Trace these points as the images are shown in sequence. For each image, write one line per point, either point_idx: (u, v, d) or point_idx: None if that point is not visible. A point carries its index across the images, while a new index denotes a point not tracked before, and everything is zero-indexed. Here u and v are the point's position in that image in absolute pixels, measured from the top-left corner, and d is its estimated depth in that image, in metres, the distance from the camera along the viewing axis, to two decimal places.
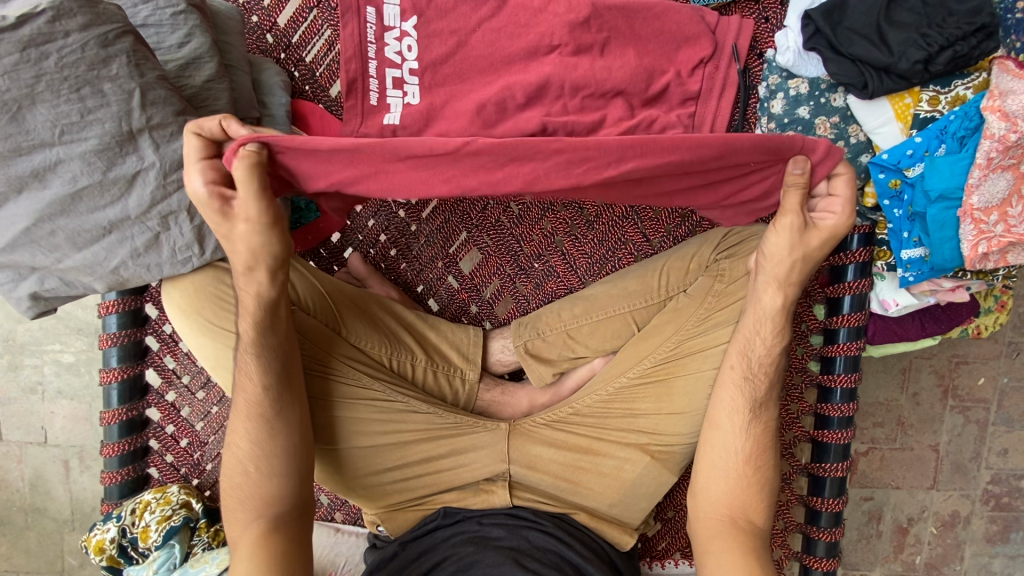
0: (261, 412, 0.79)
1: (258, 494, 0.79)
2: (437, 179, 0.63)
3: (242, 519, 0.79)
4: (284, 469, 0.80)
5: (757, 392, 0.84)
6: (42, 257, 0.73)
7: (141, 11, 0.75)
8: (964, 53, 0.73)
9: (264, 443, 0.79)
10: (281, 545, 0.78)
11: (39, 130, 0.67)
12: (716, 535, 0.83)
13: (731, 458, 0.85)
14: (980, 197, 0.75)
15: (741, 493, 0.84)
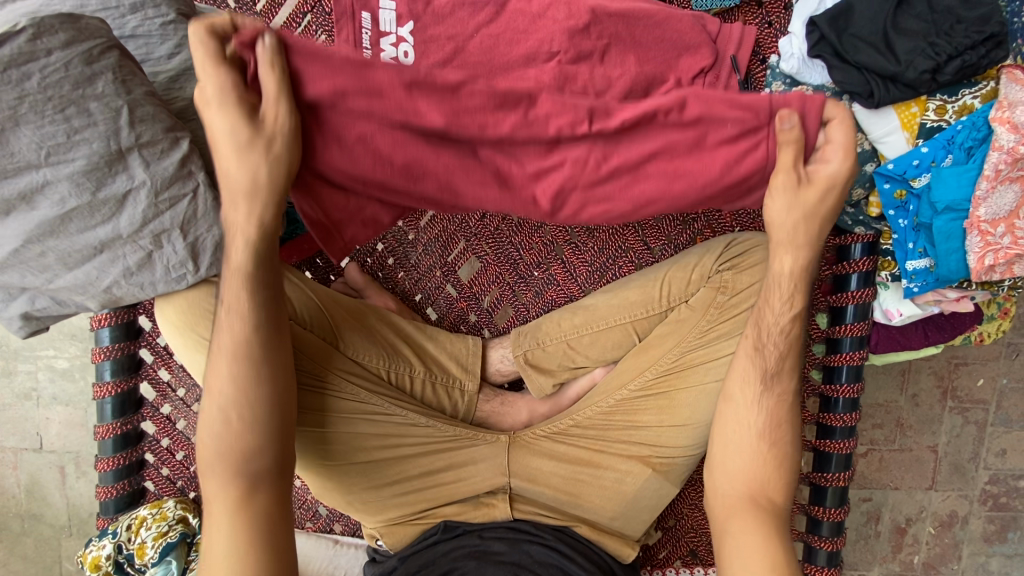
0: (242, 377, 0.73)
1: (234, 447, 0.73)
2: (434, 110, 0.65)
3: (219, 475, 0.72)
4: (270, 420, 0.74)
5: (768, 363, 0.80)
6: (33, 278, 0.71)
7: (130, 21, 0.72)
8: (973, 62, 0.71)
9: (247, 388, 0.73)
10: (262, 506, 0.72)
11: (25, 152, 0.65)
12: (734, 515, 0.79)
13: (747, 431, 0.81)
14: (987, 209, 0.75)
15: (760, 468, 0.80)
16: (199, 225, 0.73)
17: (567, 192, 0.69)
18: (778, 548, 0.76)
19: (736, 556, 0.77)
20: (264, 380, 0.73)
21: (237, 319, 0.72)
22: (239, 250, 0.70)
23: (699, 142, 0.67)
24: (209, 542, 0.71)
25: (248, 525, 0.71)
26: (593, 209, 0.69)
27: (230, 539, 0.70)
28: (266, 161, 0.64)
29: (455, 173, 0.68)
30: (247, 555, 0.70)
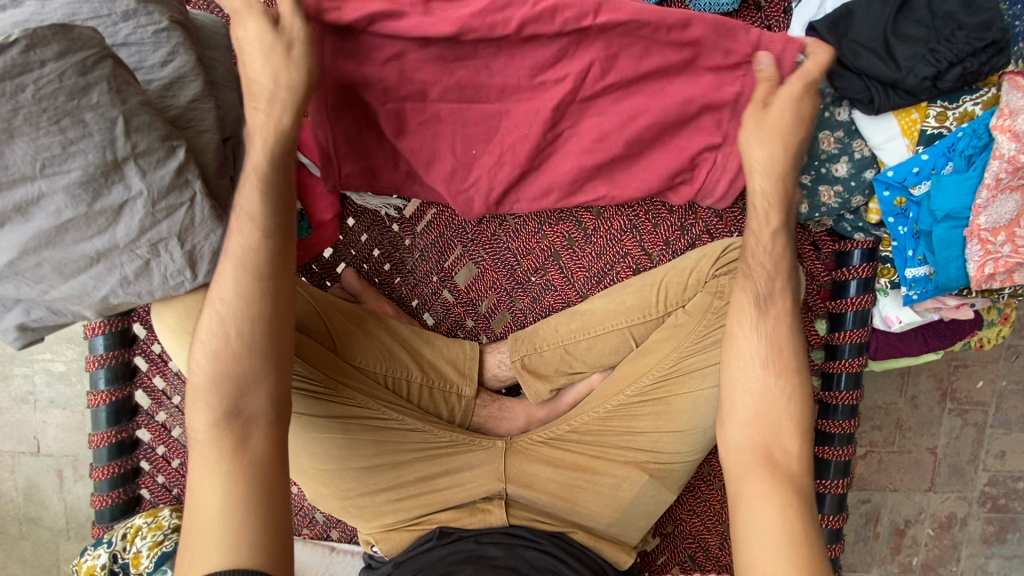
0: (232, 323, 0.70)
1: (224, 369, 0.70)
2: (446, 20, 0.76)
3: (204, 403, 0.69)
4: (262, 341, 0.70)
5: (759, 287, 0.76)
6: (28, 289, 0.70)
7: (122, 29, 0.71)
8: (974, 69, 0.71)
9: (245, 302, 0.70)
10: (259, 446, 0.68)
11: (20, 164, 0.64)
12: (749, 471, 0.72)
13: (753, 373, 0.75)
14: (987, 218, 0.74)
15: (769, 408, 0.74)
16: (197, 233, 0.72)
17: (567, 104, 0.82)
18: (800, 501, 0.68)
19: (754, 513, 0.69)
20: (254, 325, 0.71)
21: (239, 269, 0.71)
22: (253, 176, 0.73)
23: (688, 62, 0.79)
24: (199, 503, 0.65)
25: (243, 483, 0.66)
26: (589, 119, 0.83)
27: (221, 498, 0.65)
28: (287, 66, 0.71)
29: (466, 86, 0.82)
30: (240, 515, 0.64)
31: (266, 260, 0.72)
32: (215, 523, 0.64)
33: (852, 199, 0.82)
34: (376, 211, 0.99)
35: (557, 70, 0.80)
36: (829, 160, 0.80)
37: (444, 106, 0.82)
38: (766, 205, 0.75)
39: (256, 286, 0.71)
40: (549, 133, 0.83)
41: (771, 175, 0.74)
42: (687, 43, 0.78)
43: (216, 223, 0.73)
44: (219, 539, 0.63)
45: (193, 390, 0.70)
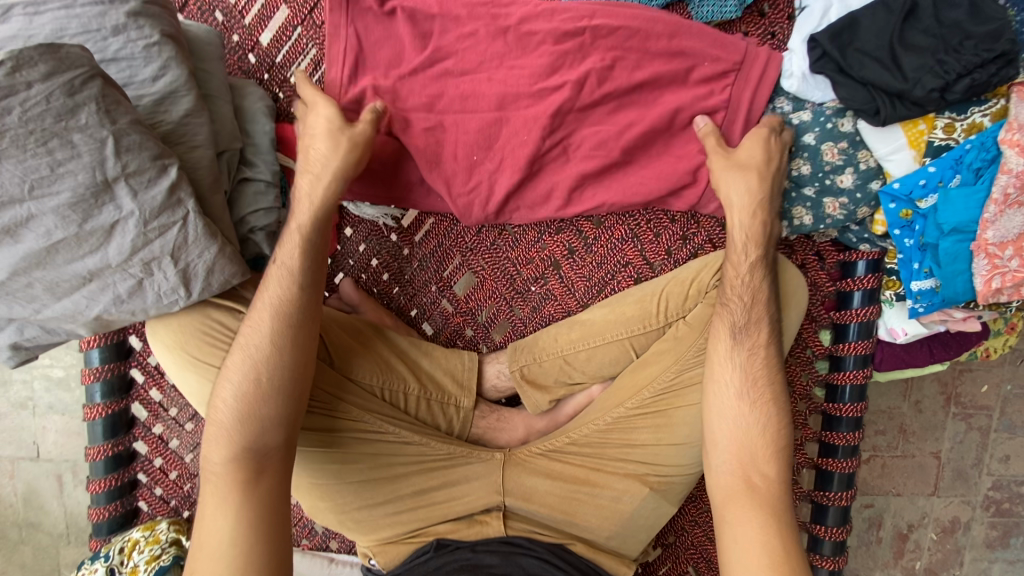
0: (264, 366, 0.74)
1: (243, 404, 0.73)
2: (457, 4, 0.82)
3: (217, 433, 0.73)
4: (283, 380, 0.74)
5: (735, 316, 0.81)
6: (19, 309, 0.69)
7: (111, 45, 0.70)
8: (982, 81, 0.69)
9: (274, 346, 0.75)
10: (269, 485, 0.72)
11: (8, 186, 0.63)
12: (730, 498, 0.77)
13: (734, 402, 0.79)
14: (995, 232, 0.72)
15: (747, 438, 0.78)
16: (191, 251, 0.70)
17: (566, 110, 0.82)
18: (776, 527, 0.73)
19: (734, 540, 0.74)
20: (286, 370, 0.75)
21: (276, 319, 0.75)
22: (295, 235, 0.78)
23: (684, 66, 0.80)
24: (209, 529, 0.69)
25: (256, 511, 0.70)
26: (587, 128, 0.83)
27: (232, 523, 0.69)
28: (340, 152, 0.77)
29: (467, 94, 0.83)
30: (250, 542, 0.68)
31: (302, 312, 0.76)
32: (226, 547, 0.68)
33: (858, 210, 0.80)
34: (373, 221, 0.98)
35: (557, 78, 0.81)
36: (833, 171, 0.80)
37: (448, 117, 0.84)
38: (744, 239, 0.80)
39: (291, 336, 0.76)
40: (548, 140, 0.83)
41: (749, 211, 0.78)
42: (677, 53, 0.80)
43: (210, 240, 0.71)
44: (227, 563, 0.67)
45: (215, 422, 0.74)
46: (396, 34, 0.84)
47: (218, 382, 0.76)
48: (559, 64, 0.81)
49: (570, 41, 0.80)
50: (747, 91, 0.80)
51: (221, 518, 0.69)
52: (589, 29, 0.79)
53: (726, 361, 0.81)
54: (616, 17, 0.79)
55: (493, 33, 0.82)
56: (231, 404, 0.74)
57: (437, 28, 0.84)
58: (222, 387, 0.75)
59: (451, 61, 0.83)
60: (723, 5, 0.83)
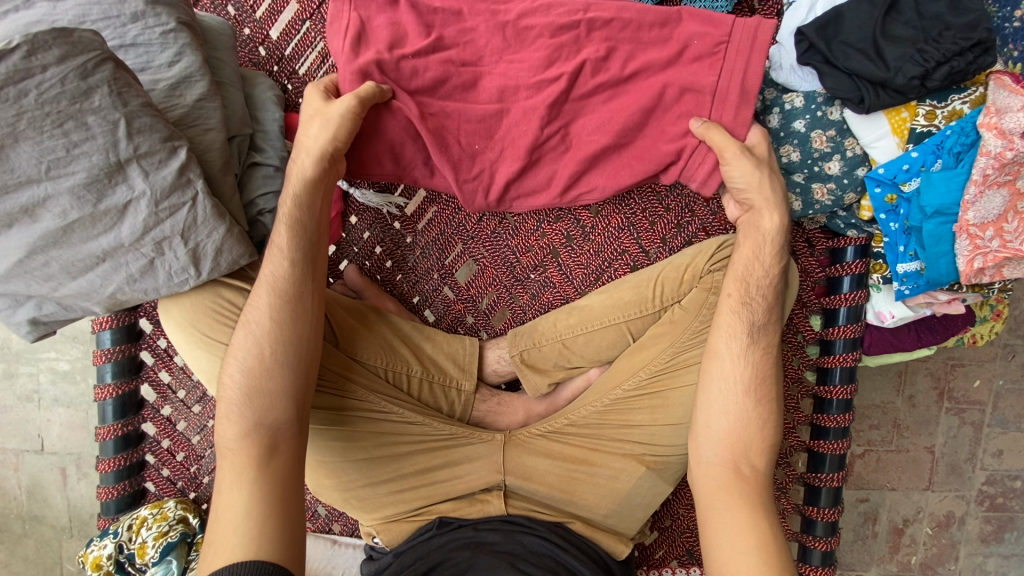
0: (267, 342, 0.77)
1: (259, 386, 0.76)
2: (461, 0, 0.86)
3: (229, 407, 0.77)
4: (287, 357, 0.77)
5: (755, 315, 0.82)
6: (37, 287, 0.72)
7: (130, 31, 0.74)
8: (961, 68, 0.73)
9: (281, 323, 0.78)
10: (283, 468, 0.74)
11: (25, 166, 0.66)
12: (719, 487, 0.79)
13: (736, 394, 0.82)
14: (976, 213, 0.76)
15: (745, 431, 0.81)
16: (200, 231, 0.73)
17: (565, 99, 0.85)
18: (767, 517, 0.76)
19: (726, 527, 0.76)
20: (289, 345, 0.78)
21: (273, 295, 0.78)
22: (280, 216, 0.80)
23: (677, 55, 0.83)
24: (224, 506, 0.71)
25: (270, 485, 0.72)
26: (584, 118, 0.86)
27: (247, 497, 0.71)
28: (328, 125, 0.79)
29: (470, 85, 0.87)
30: (264, 513, 0.70)
31: (298, 288, 0.79)
32: (240, 519, 0.70)
33: (845, 197, 0.84)
34: (378, 209, 1.02)
35: (553, 70, 0.84)
36: (821, 158, 0.83)
37: (449, 104, 0.86)
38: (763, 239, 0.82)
39: (290, 312, 0.78)
40: (547, 129, 0.85)
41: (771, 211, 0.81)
42: (669, 39, 0.82)
43: (219, 221, 0.73)
44: (243, 535, 0.68)
45: (225, 399, 0.77)
46: (400, 21, 0.85)
47: (225, 358, 0.79)
48: (557, 56, 0.84)
49: (566, 35, 0.84)
50: (740, 60, 0.80)
51: (236, 493, 0.72)
52: (584, 21, 0.83)
53: (740, 360, 0.82)
54: (608, 10, 0.83)
55: (493, 28, 0.86)
56: (239, 380, 0.77)
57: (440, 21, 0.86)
58: (229, 363, 0.78)
59: (454, 51, 0.86)
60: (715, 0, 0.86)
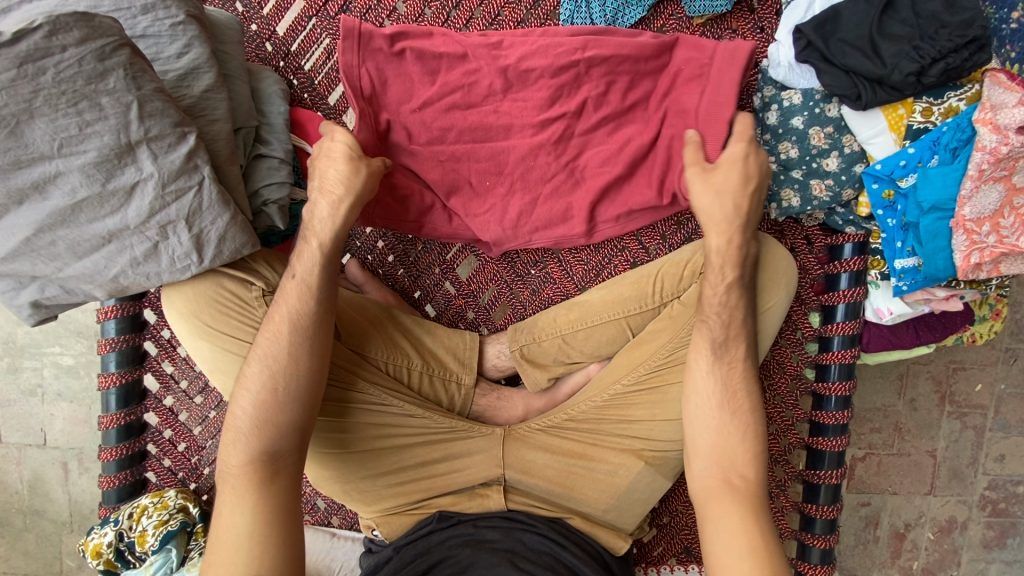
0: (281, 378, 0.77)
1: (281, 420, 0.76)
2: None
3: (236, 443, 0.76)
4: (300, 392, 0.77)
5: (715, 332, 0.82)
6: (42, 267, 0.73)
7: (141, 22, 0.76)
8: (956, 65, 0.74)
9: (290, 356, 0.77)
10: (284, 500, 0.75)
11: (39, 143, 0.67)
12: (711, 497, 0.78)
13: (710, 405, 0.82)
14: (973, 208, 0.77)
15: (726, 441, 0.80)
16: (204, 217, 0.74)
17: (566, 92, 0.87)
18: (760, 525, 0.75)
19: (716, 532, 0.75)
20: (301, 380, 0.77)
21: (296, 332, 0.78)
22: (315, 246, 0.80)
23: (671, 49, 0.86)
24: (227, 527, 0.72)
25: (272, 509, 0.74)
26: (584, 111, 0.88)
27: (251, 519, 0.72)
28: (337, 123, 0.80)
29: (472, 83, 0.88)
30: (267, 534, 0.72)
31: (317, 325, 0.79)
32: (244, 541, 0.71)
33: (843, 192, 0.85)
34: None
35: (556, 109, 0.88)
36: (820, 155, 0.84)
37: (459, 148, 0.90)
38: (721, 262, 0.81)
39: (307, 347, 0.78)
40: (543, 159, 0.90)
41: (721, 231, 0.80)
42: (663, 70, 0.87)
43: (223, 208, 0.74)
44: (244, 555, 0.70)
45: (232, 427, 0.77)
46: (406, 71, 0.89)
47: (235, 385, 0.79)
48: (558, 96, 0.88)
49: (567, 74, 0.86)
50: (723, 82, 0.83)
51: (240, 514, 0.73)
52: (583, 61, 0.85)
53: (705, 376, 0.82)
54: (605, 47, 0.85)
55: (494, 71, 0.87)
56: (250, 412, 0.76)
57: (445, 66, 0.89)
58: (236, 391, 0.78)
59: (459, 94, 0.89)
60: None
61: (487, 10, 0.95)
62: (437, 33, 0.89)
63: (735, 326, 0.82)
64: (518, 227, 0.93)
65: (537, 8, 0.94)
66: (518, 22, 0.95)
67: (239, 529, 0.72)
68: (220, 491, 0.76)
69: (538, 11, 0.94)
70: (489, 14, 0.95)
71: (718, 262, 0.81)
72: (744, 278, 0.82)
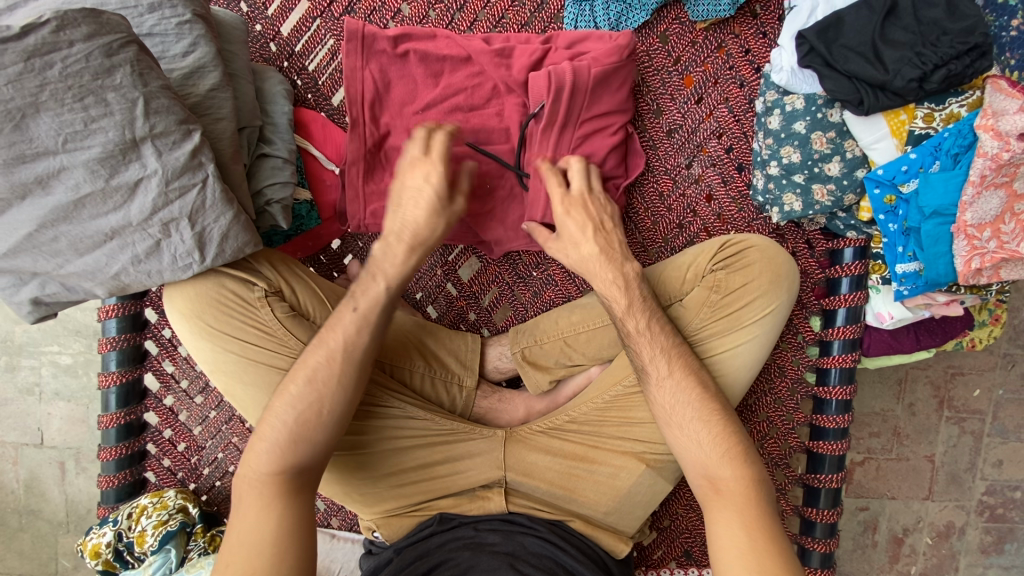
0: (328, 400, 0.76)
1: (320, 437, 0.76)
2: None
3: (260, 450, 0.75)
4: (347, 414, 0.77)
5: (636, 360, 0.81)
6: (44, 263, 0.73)
7: (147, 20, 0.76)
8: (958, 71, 0.74)
9: (325, 376, 0.76)
10: (305, 510, 0.75)
11: (43, 139, 0.67)
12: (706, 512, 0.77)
13: (682, 412, 0.79)
14: (974, 213, 0.77)
15: (695, 453, 0.77)
16: (207, 216, 0.74)
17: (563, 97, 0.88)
18: (741, 526, 0.72)
19: (711, 541, 0.73)
20: (341, 400, 0.77)
21: (348, 363, 0.77)
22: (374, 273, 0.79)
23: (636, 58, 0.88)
24: (248, 529, 0.71)
25: (295, 521, 0.73)
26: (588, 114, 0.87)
27: (274, 527, 0.72)
28: None
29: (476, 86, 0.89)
30: (285, 544, 0.71)
31: (366, 353, 0.78)
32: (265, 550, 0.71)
33: (845, 197, 0.86)
34: None
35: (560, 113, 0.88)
36: (821, 159, 0.85)
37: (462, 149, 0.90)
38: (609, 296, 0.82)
39: (354, 372, 0.78)
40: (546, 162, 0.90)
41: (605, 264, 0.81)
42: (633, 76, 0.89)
43: (227, 207, 0.74)
44: (262, 561, 0.69)
45: (266, 437, 0.76)
46: (410, 73, 0.89)
47: (274, 396, 0.78)
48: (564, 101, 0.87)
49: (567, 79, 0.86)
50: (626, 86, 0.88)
51: (263, 523, 0.72)
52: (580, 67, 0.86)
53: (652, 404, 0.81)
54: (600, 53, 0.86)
55: (499, 75, 0.87)
56: (289, 426, 0.75)
57: (448, 68, 0.89)
58: (277, 402, 0.77)
59: (462, 96, 0.89)
60: (717, 5, 0.88)
61: (492, 12, 0.95)
62: (439, 36, 0.90)
63: (644, 349, 0.81)
64: (520, 228, 0.93)
65: (542, 11, 0.95)
66: (522, 24, 0.95)
67: (263, 537, 0.71)
68: (237, 496, 0.75)
69: (541, 13, 0.95)
70: (493, 17, 0.95)
71: (607, 301, 0.81)
72: (644, 304, 0.81)
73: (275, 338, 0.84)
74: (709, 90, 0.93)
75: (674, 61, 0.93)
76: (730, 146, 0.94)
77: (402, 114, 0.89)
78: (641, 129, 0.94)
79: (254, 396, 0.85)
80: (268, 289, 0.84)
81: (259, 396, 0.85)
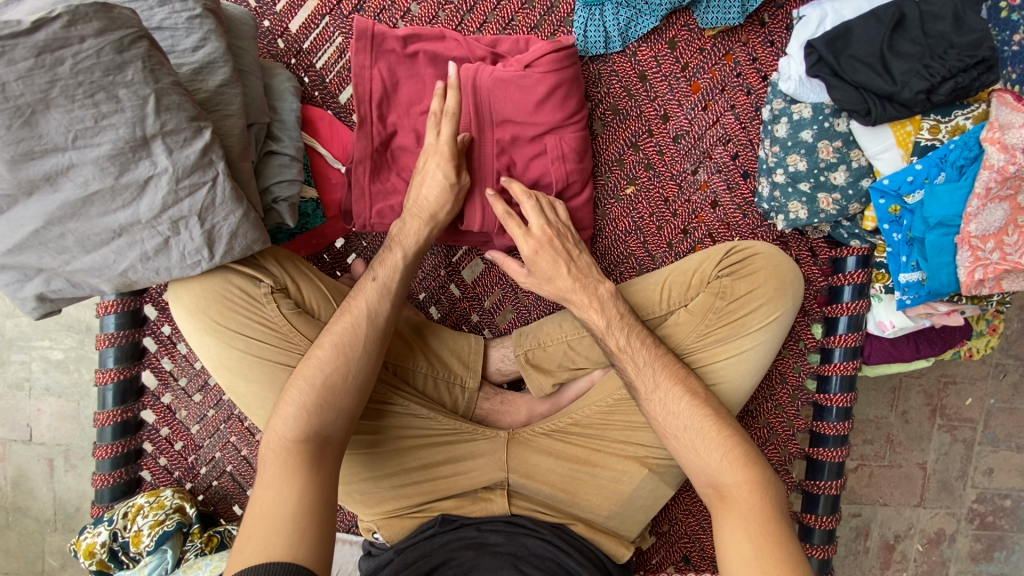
0: (354, 363, 0.77)
1: (342, 407, 0.76)
2: None
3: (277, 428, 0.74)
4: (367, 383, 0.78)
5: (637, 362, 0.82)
6: (49, 260, 0.71)
7: (157, 15, 0.76)
8: (965, 84, 0.75)
9: (346, 350, 0.77)
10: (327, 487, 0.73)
11: (52, 135, 0.66)
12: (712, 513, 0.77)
13: (692, 415, 0.79)
14: (978, 225, 0.78)
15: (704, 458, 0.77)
16: (217, 213, 0.73)
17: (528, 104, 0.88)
18: (746, 534, 0.71)
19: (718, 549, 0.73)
20: (361, 368, 0.78)
21: (372, 328, 0.79)
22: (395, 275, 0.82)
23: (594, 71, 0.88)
24: (269, 504, 0.69)
25: (319, 492, 0.72)
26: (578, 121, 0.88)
27: (297, 497, 0.70)
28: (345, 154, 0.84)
29: None
30: (310, 514, 0.70)
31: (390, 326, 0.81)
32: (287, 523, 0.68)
33: (849, 207, 0.87)
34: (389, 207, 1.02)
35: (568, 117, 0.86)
36: (827, 169, 0.86)
37: None
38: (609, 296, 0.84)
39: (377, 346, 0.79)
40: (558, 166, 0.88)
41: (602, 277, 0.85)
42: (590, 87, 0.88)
43: (236, 205, 0.74)
44: (283, 533, 0.67)
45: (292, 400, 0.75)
46: (419, 73, 0.89)
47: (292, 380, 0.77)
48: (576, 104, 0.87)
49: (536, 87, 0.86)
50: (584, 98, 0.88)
51: (286, 490, 0.70)
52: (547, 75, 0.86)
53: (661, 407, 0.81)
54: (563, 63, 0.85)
55: None
56: (315, 389, 0.75)
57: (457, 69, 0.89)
58: (305, 364, 0.77)
59: None
60: (727, 13, 0.88)
61: (501, 14, 0.95)
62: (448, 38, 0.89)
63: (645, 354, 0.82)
64: None
65: (551, 13, 0.94)
66: (531, 27, 0.95)
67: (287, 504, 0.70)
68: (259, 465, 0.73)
69: (551, 17, 0.94)
70: (502, 19, 0.95)
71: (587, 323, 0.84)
72: (622, 322, 0.83)
73: (281, 336, 0.83)
74: (717, 96, 0.93)
75: (682, 67, 0.93)
76: (737, 153, 0.95)
77: (411, 112, 0.89)
78: (650, 135, 0.95)
79: (259, 394, 0.84)
80: (275, 287, 0.84)
81: (264, 394, 0.84)
